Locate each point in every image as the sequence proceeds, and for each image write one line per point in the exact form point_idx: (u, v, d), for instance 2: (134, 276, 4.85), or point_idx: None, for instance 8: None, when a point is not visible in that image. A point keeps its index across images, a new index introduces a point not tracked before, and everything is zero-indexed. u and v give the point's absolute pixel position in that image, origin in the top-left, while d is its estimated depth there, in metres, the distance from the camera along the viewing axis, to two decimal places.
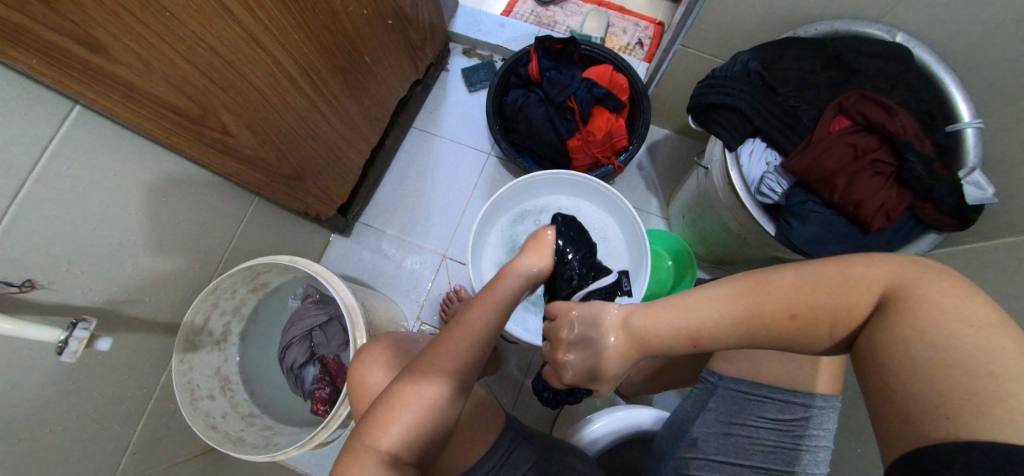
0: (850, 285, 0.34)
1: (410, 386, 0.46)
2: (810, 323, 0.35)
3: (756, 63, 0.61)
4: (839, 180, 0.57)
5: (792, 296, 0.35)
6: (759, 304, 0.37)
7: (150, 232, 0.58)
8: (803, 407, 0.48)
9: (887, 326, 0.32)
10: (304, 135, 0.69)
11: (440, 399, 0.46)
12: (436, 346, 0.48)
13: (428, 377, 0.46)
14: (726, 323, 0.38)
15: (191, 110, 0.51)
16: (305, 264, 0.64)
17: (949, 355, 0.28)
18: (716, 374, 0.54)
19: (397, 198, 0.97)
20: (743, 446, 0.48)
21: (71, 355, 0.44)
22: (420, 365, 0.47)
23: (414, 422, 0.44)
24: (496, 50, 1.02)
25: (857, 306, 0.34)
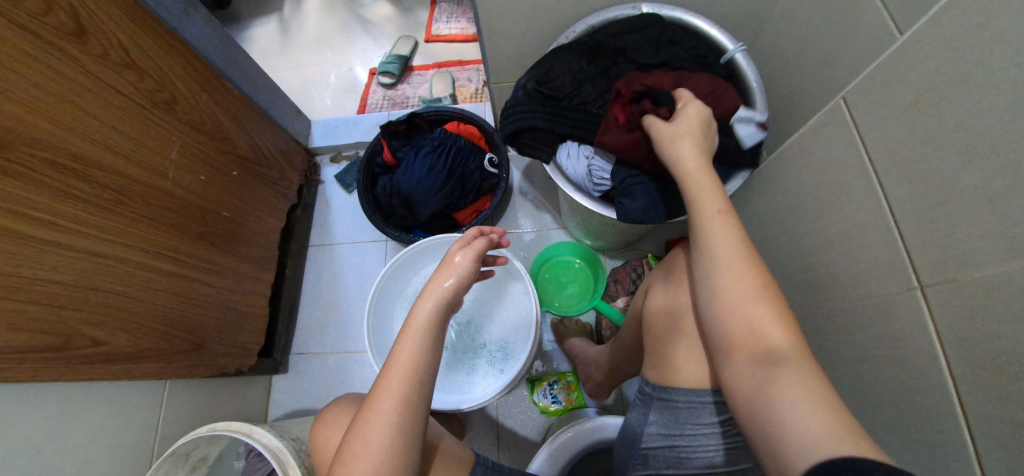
0: (786, 337, 0.40)
1: (358, 435, 0.43)
2: (749, 322, 0.42)
3: (533, 83, 0.67)
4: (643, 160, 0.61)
5: (757, 303, 0.42)
6: (734, 291, 0.43)
7: (66, 460, 0.59)
8: (720, 407, 0.51)
9: (764, 394, 0.39)
10: (189, 305, 0.73)
11: (392, 433, 0.43)
12: (375, 390, 0.45)
13: (372, 420, 0.43)
14: (720, 260, 0.45)
15: (51, 340, 0.54)
16: (225, 427, 0.67)
17: (796, 406, 0.36)
18: (651, 385, 0.56)
19: (319, 315, 1.00)
20: (685, 455, 0.51)
21: None
22: (363, 417, 0.44)
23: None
24: (358, 146, 1.09)
25: (777, 344, 0.40)
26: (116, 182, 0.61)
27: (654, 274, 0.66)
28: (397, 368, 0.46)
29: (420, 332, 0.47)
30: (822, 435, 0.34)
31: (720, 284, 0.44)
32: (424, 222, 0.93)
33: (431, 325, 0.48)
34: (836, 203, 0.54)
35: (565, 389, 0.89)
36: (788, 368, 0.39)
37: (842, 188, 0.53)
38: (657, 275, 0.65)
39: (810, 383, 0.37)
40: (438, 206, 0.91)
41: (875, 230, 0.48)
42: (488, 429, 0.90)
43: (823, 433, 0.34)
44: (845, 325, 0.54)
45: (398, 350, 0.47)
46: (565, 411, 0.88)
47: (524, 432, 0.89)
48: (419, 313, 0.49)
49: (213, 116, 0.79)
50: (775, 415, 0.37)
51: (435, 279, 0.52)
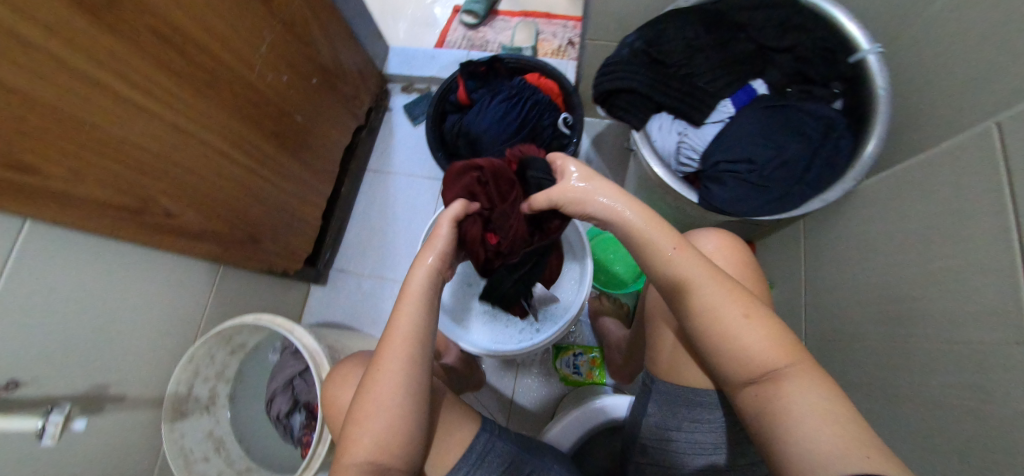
0: (778, 344, 0.42)
1: (367, 397, 0.46)
2: (734, 337, 0.43)
3: (641, 42, 0.62)
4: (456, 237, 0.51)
5: (732, 309, 0.44)
6: (723, 311, 0.44)
7: (122, 317, 0.63)
8: (715, 407, 0.54)
9: (777, 411, 0.40)
10: (253, 200, 0.75)
11: (406, 389, 0.46)
12: (381, 353, 0.47)
13: (385, 379, 0.46)
14: (692, 287, 0.46)
15: (131, 202, 0.57)
16: (268, 319, 0.69)
17: (803, 412, 0.38)
18: (653, 379, 0.59)
19: (365, 239, 1.02)
20: (681, 447, 0.55)
21: (52, 439, 0.50)
22: (367, 381, 0.46)
23: (377, 432, 0.44)
24: (431, 81, 1.07)
25: (770, 354, 0.42)
26: (207, 63, 0.61)
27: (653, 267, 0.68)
28: (401, 326, 0.47)
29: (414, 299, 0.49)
30: (834, 443, 0.36)
31: (703, 310, 0.45)
32: None
33: (428, 287, 0.50)
34: (942, 241, 0.49)
35: (589, 363, 0.89)
36: (785, 377, 0.41)
37: (955, 223, 0.48)
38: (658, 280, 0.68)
39: (809, 380, 0.40)
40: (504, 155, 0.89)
41: (975, 278, 0.44)
42: (506, 382, 0.92)
43: (835, 442, 0.36)
44: (906, 367, 0.51)
45: (399, 311, 0.48)
46: (585, 383, 0.88)
47: (539, 394, 0.91)
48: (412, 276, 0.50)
49: (303, 19, 0.78)
50: (786, 424, 0.39)
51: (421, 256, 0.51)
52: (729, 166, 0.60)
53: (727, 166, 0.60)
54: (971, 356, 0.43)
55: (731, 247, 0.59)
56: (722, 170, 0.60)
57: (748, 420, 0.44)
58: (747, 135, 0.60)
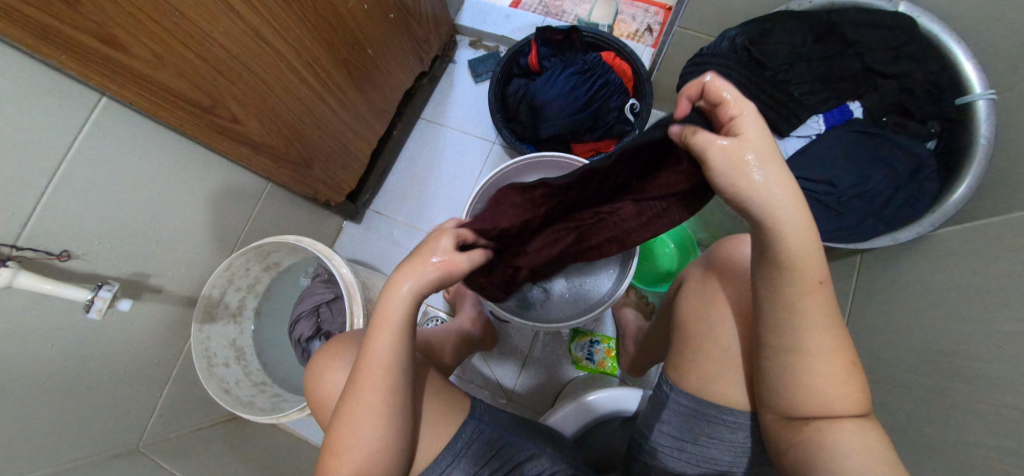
0: (848, 389, 0.35)
1: (344, 431, 0.42)
2: (805, 377, 0.36)
3: (743, 39, 0.60)
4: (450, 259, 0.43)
5: (819, 344, 0.35)
6: (813, 348, 0.35)
7: (171, 214, 0.64)
8: (734, 425, 0.47)
9: (813, 448, 0.36)
10: (312, 124, 0.74)
11: (377, 423, 0.42)
12: (355, 386, 0.43)
13: (359, 416, 0.42)
14: (790, 318, 0.35)
15: (201, 99, 0.56)
16: (310, 243, 0.69)
17: (845, 456, 0.34)
18: (671, 385, 0.52)
19: (406, 186, 1.02)
20: (694, 460, 0.49)
21: (99, 313, 0.51)
22: (342, 415, 0.42)
23: (358, 465, 0.41)
24: (501, 41, 1.05)
25: (833, 394, 0.35)
26: None
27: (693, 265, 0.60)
28: (370, 363, 0.42)
29: (385, 334, 0.43)
30: None
31: (789, 339, 0.36)
32: (542, 139, 0.91)
33: (405, 314, 0.43)
34: (983, 302, 0.48)
35: (604, 352, 0.89)
36: (840, 423, 0.35)
37: (1004, 285, 0.46)
38: (697, 269, 0.58)
39: (861, 426, 0.35)
40: (564, 129, 0.88)
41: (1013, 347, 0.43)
42: (519, 353, 0.93)
43: None
44: (916, 416, 0.51)
45: (372, 343, 0.43)
46: (597, 371, 0.88)
47: (549, 370, 0.92)
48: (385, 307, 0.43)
49: None
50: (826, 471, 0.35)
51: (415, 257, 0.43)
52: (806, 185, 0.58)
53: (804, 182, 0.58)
54: (991, 420, 0.42)
55: None
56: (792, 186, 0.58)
57: (774, 451, 0.40)
58: (837, 157, 0.58)
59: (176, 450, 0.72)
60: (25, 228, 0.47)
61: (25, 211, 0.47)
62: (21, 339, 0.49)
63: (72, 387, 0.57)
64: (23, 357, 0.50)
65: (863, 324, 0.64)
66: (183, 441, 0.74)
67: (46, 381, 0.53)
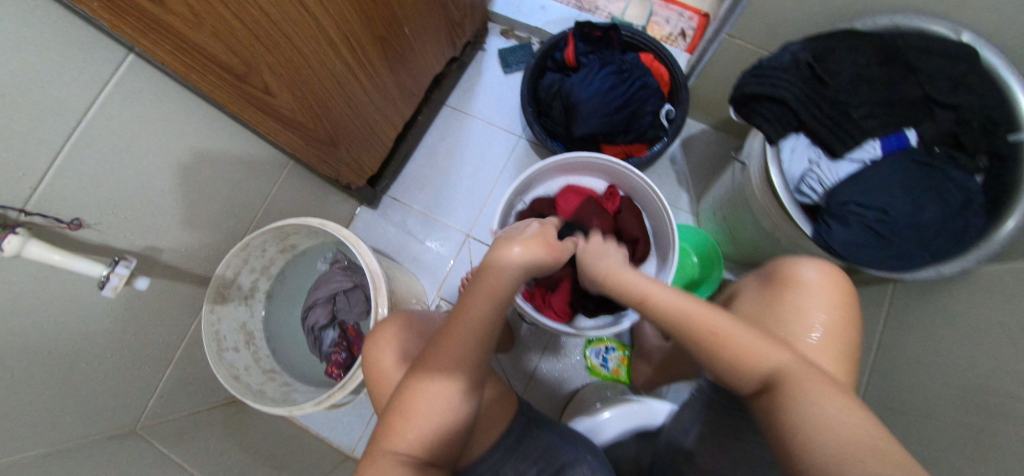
0: (776, 355, 0.38)
1: (418, 392, 0.44)
2: (737, 362, 0.39)
3: (808, 54, 0.58)
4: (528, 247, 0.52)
5: (738, 337, 0.40)
6: (732, 341, 0.40)
7: (190, 187, 0.60)
8: None
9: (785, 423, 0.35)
10: (341, 103, 0.69)
11: (454, 387, 0.44)
12: (444, 348, 0.45)
13: (438, 375, 0.44)
14: (699, 336, 0.42)
15: (234, 65, 0.51)
16: (335, 228, 0.66)
17: (813, 420, 0.33)
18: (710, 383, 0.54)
19: (426, 174, 0.98)
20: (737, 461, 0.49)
21: (113, 291, 0.45)
22: (420, 375, 0.45)
23: (425, 427, 0.43)
24: (534, 32, 1.01)
25: (768, 372, 0.38)
26: None
27: (745, 281, 0.60)
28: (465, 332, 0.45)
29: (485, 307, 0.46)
30: (833, 442, 0.31)
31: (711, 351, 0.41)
32: (575, 138, 0.89)
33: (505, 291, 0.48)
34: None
35: (618, 359, 0.88)
36: (797, 391, 0.36)
37: None
38: (752, 285, 0.57)
39: (821, 390, 0.35)
40: (599, 129, 0.86)
41: None
42: (534, 353, 0.91)
43: (834, 442, 0.31)
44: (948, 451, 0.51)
45: (464, 310, 0.46)
46: (609, 378, 0.86)
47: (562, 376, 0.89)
48: (490, 283, 0.48)
49: None
50: (807, 449, 0.32)
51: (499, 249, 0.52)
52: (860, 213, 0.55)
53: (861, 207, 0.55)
54: None
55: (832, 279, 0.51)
56: (840, 207, 0.56)
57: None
58: (888, 186, 0.55)
59: (174, 434, 0.68)
60: (36, 192, 0.43)
61: (36, 173, 0.43)
62: (20, 312, 0.45)
63: (71, 365, 0.53)
64: (22, 331, 0.46)
65: (900, 356, 0.63)
66: (181, 424, 0.71)
67: (42, 357, 0.49)
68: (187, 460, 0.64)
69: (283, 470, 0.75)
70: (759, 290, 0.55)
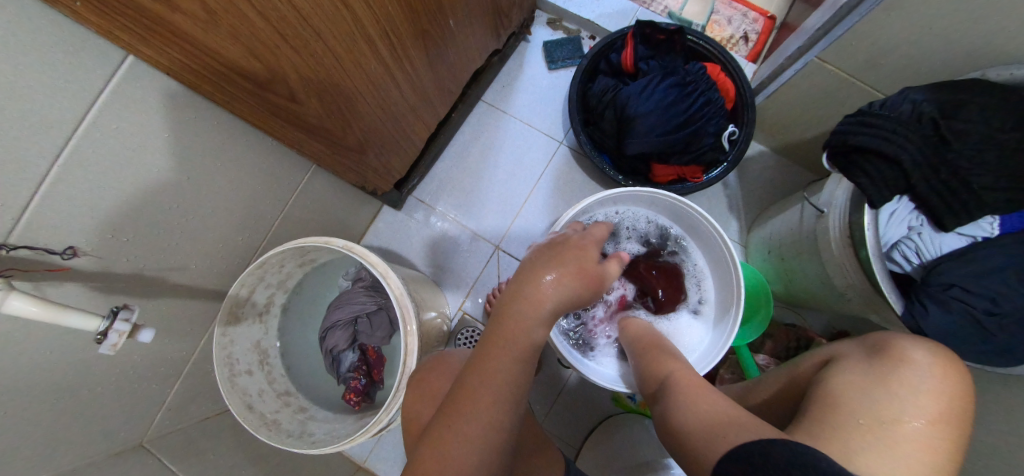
0: (698, 383, 0.48)
1: (436, 458, 0.36)
2: (669, 384, 0.50)
3: (931, 106, 0.50)
4: (566, 276, 0.43)
5: (675, 370, 0.51)
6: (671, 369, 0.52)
7: (204, 199, 0.53)
8: None
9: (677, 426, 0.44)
10: (374, 105, 0.60)
11: (480, 451, 0.37)
12: (461, 408, 0.38)
13: (459, 435, 0.37)
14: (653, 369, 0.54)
15: (257, 72, 0.42)
16: (362, 253, 0.59)
17: (710, 419, 0.41)
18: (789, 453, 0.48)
19: (456, 176, 0.90)
20: None
21: (112, 347, 0.39)
22: (439, 434, 0.37)
23: None
24: (585, 25, 0.90)
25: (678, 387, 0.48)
26: None
27: (848, 344, 0.53)
28: (487, 385, 0.39)
29: (504, 356, 0.40)
30: (700, 416, 0.42)
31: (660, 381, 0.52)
32: (625, 155, 0.81)
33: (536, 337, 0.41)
34: None
35: None
36: (695, 402, 0.45)
37: None
38: (857, 348, 0.51)
39: (706, 396, 0.45)
40: (653, 148, 0.78)
41: None
42: (558, 380, 0.86)
43: (702, 417, 0.42)
44: None
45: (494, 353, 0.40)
46: (636, 411, 0.82)
47: (584, 405, 0.85)
48: (507, 331, 0.41)
49: None
50: (689, 439, 0.41)
51: (537, 268, 0.44)
52: (960, 298, 0.49)
53: (964, 291, 0.49)
54: None
55: (948, 370, 0.45)
56: (942, 288, 0.50)
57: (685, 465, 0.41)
58: (997, 269, 0.49)
59: (183, 448, 0.64)
60: (20, 223, 0.36)
61: (21, 201, 0.35)
62: (8, 352, 0.40)
63: (69, 395, 0.48)
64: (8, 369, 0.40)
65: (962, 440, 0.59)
66: (191, 435, 0.67)
67: (37, 393, 0.44)
68: None
69: None
70: (864, 358, 0.49)
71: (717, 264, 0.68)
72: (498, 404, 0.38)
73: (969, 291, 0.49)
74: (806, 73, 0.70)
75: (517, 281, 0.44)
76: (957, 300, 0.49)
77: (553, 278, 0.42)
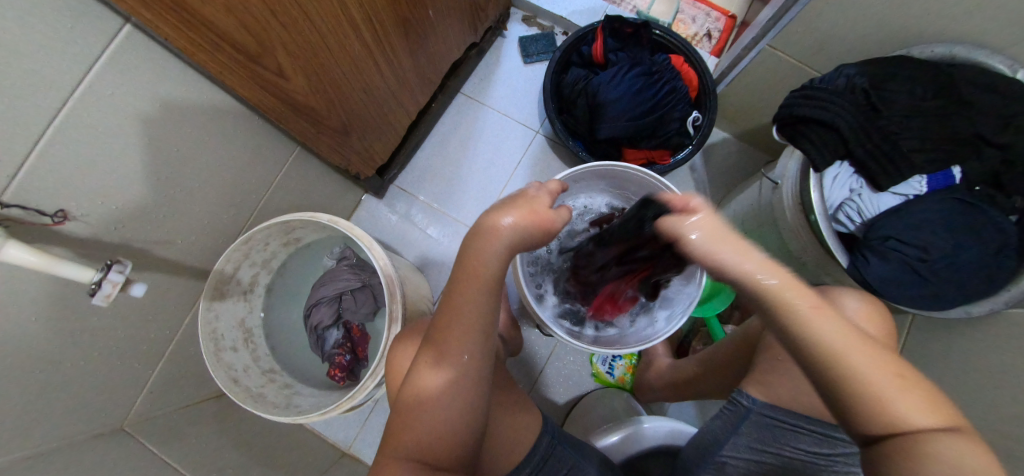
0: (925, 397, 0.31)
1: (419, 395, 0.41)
2: (870, 389, 0.31)
3: (864, 80, 0.56)
4: (524, 219, 0.41)
5: (892, 379, 0.31)
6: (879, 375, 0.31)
7: (190, 174, 0.54)
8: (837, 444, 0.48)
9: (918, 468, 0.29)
10: (357, 87, 0.63)
11: (457, 392, 0.40)
12: (438, 345, 0.41)
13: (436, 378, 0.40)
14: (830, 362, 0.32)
15: (248, 45, 0.44)
16: (346, 226, 0.61)
17: None
18: (749, 398, 0.51)
19: (437, 164, 0.93)
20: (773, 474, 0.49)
21: (104, 299, 0.41)
22: (419, 376, 0.41)
23: (430, 433, 0.40)
24: (558, 22, 0.96)
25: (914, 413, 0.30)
26: None
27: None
28: (457, 322, 0.40)
29: (470, 290, 0.40)
30: None
31: (858, 384, 0.31)
32: (597, 140, 0.85)
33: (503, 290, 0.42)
34: None
35: (624, 367, 0.87)
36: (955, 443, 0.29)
37: None
38: (795, 303, 0.57)
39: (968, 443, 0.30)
40: (623, 132, 0.82)
41: None
42: (539, 359, 0.88)
43: None
44: None
45: (459, 305, 0.40)
46: (615, 386, 0.86)
47: (566, 383, 0.87)
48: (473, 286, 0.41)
49: None
50: None
51: (493, 214, 0.42)
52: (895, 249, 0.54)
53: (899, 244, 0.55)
54: None
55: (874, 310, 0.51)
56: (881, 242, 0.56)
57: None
58: (928, 222, 0.55)
59: (165, 431, 0.64)
60: (15, 180, 0.37)
61: (17, 159, 0.37)
62: None
63: (52, 365, 0.48)
64: None
65: None
66: (173, 419, 0.67)
67: (18, 360, 0.45)
68: (179, 461, 0.61)
69: (277, 469, 0.73)
70: (801, 309, 0.55)
71: None
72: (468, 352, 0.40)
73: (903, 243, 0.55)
74: (759, 61, 0.76)
75: (475, 224, 0.43)
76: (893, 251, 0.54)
77: (510, 222, 0.40)
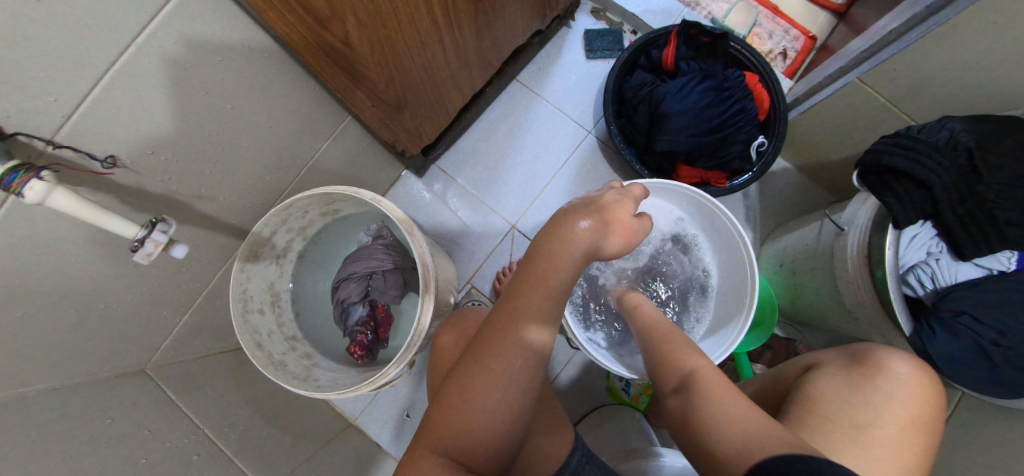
0: (729, 395, 0.42)
1: (466, 391, 0.39)
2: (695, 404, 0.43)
3: (970, 139, 0.51)
4: (600, 225, 0.45)
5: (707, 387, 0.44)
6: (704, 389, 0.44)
7: (241, 133, 0.53)
8: None
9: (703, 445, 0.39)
10: (418, 63, 0.60)
11: (512, 396, 0.39)
12: (496, 340, 0.40)
13: (490, 377, 0.39)
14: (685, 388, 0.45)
15: (320, 8, 0.41)
16: (389, 208, 0.59)
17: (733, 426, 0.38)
18: None
19: (481, 151, 0.90)
20: None
21: (145, 256, 0.40)
22: (471, 372, 0.39)
23: (477, 433, 0.38)
24: (628, 19, 0.90)
25: (716, 410, 0.40)
26: None
27: (828, 354, 0.55)
28: (519, 318, 0.41)
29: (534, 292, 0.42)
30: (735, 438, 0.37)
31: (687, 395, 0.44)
32: (652, 151, 0.81)
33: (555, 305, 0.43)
34: None
35: (640, 387, 0.84)
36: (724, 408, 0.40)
37: None
38: (835, 356, 0.54)
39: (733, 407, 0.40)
40: (682, 148, 0.78)
41: None
42: (555, 364, 0.86)
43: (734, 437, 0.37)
44: None
45: (528, 302, 0.41)
46: (627, 404, 0.84)
47: (579, 392, 0.86)
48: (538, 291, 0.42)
49: None
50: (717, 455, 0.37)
51: (575, 214, 0.46)
52: (969, 326, 0.50)
53: (973, 323, 0.50)
54: None
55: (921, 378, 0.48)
56: (953, 316, 0.52)
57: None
58: (1011, 303, 0.51)
59: (183, 379, 0.65)
60: (67, 122, 0.36)
61: (75, 99, 0.36)
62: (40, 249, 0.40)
63: (86, 306, 0.48)
64: (41, 266, 0.41)
65: (945, 466, 0.60)
66: (194, 367, 0.68)
67: (55, 297, 0.44)
68: (195, 412, 0.62)
69: (285, 432, 0.73)
70: (844, 365, 0.52)
71: (731, 260, 0.70)
72: (525, 355, 0.40)
73: (980, 322, 0.50)
74: (844, 93, 0.71)
75: (552, 222, 0.46)
76: (967, 328, 0.50)
77: (586, 226, 0.44)
